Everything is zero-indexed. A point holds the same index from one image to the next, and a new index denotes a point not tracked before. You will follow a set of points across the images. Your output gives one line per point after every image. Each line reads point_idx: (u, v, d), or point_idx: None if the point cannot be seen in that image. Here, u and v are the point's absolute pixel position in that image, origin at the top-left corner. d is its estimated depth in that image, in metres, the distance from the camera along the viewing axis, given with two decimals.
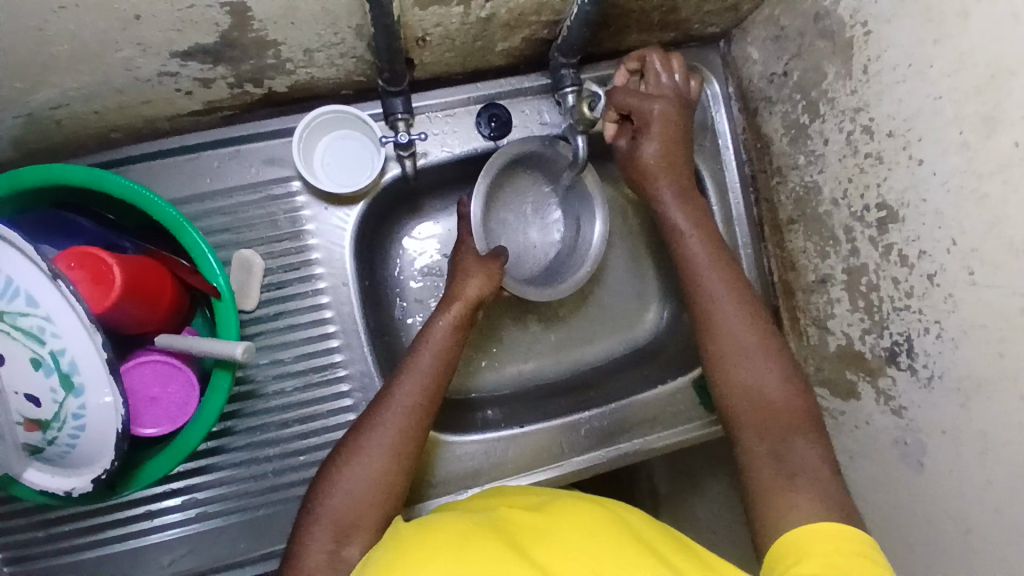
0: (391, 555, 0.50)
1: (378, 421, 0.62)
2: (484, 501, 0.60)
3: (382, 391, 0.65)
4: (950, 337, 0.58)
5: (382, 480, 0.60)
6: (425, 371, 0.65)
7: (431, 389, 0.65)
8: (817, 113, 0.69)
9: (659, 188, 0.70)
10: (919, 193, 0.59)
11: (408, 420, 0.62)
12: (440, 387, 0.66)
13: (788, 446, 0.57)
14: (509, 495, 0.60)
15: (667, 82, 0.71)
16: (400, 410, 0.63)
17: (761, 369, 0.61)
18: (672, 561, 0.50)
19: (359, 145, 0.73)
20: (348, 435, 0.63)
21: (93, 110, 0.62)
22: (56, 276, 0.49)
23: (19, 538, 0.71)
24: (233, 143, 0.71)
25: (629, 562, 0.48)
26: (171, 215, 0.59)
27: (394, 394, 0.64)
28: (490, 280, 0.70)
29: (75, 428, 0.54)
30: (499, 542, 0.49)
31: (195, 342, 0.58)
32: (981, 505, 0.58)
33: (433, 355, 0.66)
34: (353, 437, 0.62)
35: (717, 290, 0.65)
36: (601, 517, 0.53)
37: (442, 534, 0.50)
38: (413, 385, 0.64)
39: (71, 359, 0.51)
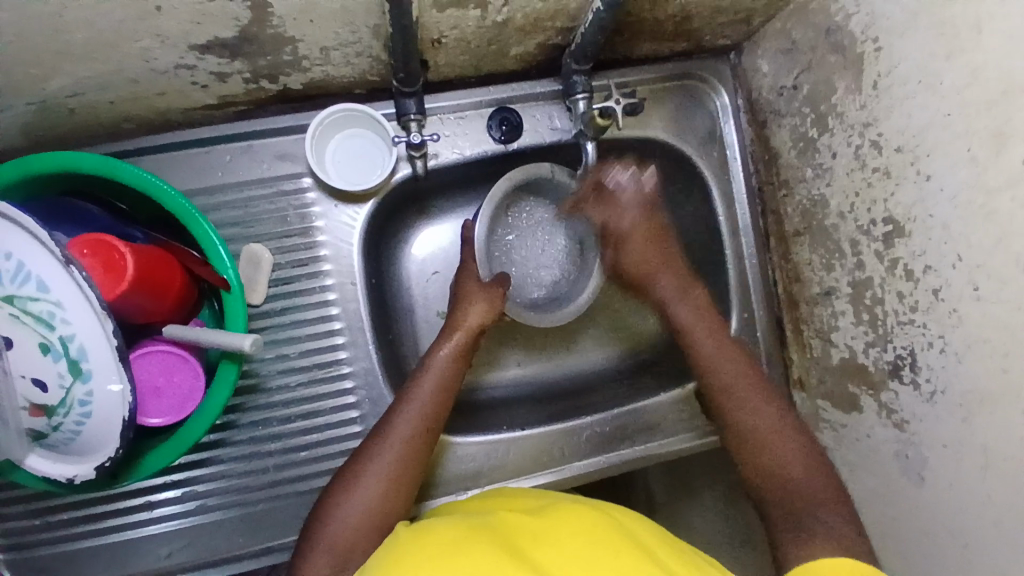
0: (388, 560, 0.49)
1: (378, 449, 0.62)
2: (487, 503, 0.60)
3: (384, 419, 0.65)
4: (953, 352, 0.58)
5: (382, 506, 0.59)
6: (427, 398, 0.66)
7: (432, 418, 0.65)
8: (825, 126, 0.70)
9: (674, 307, 0.74)
10: (926, 208, 0.59)
11: (409, 447, 0.63)
12: (441, 414, 0.66)
13: (811, 520, 0.57)
14: (509, 499, 0.60)
15: (623, 185, 0.76)
16: (401, 437, 0.63)
17: (783, 453, 0.62)
18: (673, 569, 0.50)
19: (369, 144, 0.73)
20: (348, 462, 0.63)
21: (107, 99, 0.63)
22: (68, 262, 0.49)
23: (15, 526, 0.71)
24: (244, 138, 0.71)
25: (628, 571, 0.48)
26: (184, 207, 0.60)
27: (395, 422, 0.64)
28: (492, 310, 0.73)
29: (81, 414, 0.54)
30: (499, 549, 0.49)
31: (204, 334, 0.58)
32: (980, 521, 0.58)
33: (435, 384, 0.67)
34: (353, 464, 0.62)
35: (731, 384, 0.67)
36: (601, 520, 0.53)
37: (439, 544, 0.50)
38: (414, 414, 0.65)
39: (80, 344, 0.51)
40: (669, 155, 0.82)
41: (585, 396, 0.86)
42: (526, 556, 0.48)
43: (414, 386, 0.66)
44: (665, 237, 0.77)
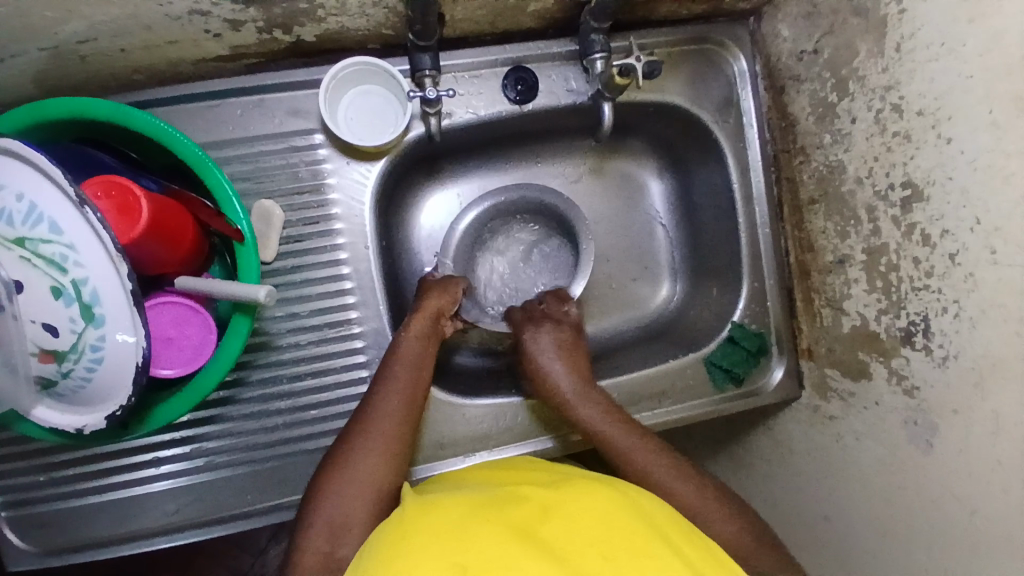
0: (390, 540, 0.49)
1: (365, 432, 0.63)
2: (493, 475, 0.61)
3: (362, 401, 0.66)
4: (967, 317, 0.59)
5: (372, 481, 0.60)
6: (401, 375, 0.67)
7: (414, 398, 0.66)
8: (846, 91, 0.69)
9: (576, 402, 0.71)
10: (946, 171, 0.59)
11: (394, 430, 0.64)
12: (418, 389, 0.67)
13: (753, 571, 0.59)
14: (516, 473, 0.60)
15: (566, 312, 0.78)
16: (381, 416, 0.64)
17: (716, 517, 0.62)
18: (682, 549, 0.49)
19: (383, 101, 0.72)
20: (335, 448, 0.63)
21: (119, 47, 0.61)
22: (82, 203, 0.49)
23: (19, 482, 0.71)
24: (257, 92, 0.70)
25: (638, 548, 0.47)
26: (198, 156, 0.59)
27: (378, 407, 0.65)
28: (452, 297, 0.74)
29: (92, 361, 0.53)
30: (506, 526, 0.48)
31: (218, 285, 0.57)
32: (989, 484, 0.58)
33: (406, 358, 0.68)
34: (338, 449, 0.62)
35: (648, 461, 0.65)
36: (609, 493, 0.53)
37: (443, 521, 0.49)
38: (395, 396, 0.65)
39: (93, 288, 0.50)
40: (684, 122, 0.81)
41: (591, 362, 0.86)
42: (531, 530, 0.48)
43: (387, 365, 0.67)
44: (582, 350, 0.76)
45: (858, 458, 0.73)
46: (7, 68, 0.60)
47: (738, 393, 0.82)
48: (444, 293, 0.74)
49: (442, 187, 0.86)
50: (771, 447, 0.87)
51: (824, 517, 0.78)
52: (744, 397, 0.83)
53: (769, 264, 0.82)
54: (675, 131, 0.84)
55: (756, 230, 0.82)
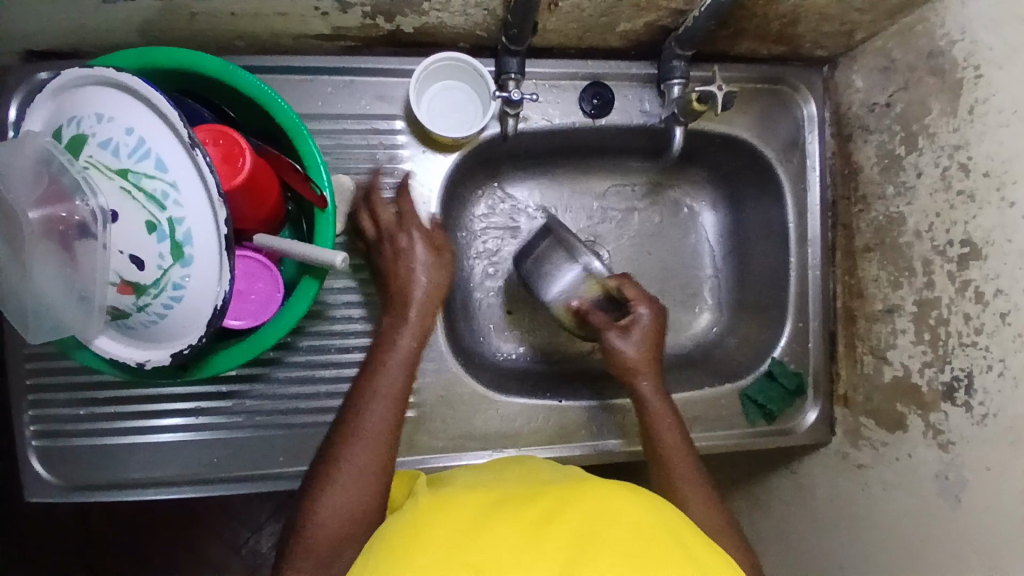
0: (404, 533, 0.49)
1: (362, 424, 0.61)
2: (516, 472, 0.59)
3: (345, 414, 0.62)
4: (1012, 376, 0.60)
5: (359, 502, 0.58)
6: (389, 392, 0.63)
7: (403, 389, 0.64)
8: (915, 145, 0.71)
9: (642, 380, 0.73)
10: (1006, 233, 0.60)
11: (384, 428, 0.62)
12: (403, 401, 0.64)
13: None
14: (535, 473, 0.58)
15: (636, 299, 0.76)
16: (369, 436, 0.61)
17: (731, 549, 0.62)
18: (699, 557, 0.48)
19: (466, 98, 0.75)
20: (327, 448, 0.61)
21: (231, 11, 0.65)
22: (193, 146, 0.52)
23: (60, 413, 0.73)
24: (350, 74, 0.73)
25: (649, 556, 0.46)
26: (294, 123, 0.62)
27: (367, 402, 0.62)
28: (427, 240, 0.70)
29: (170, 298, 0.55)
30: (517, 529, 0.47)
31: (295, 246, 0.59)
32: (1015, 546, 0.58)
33: (396, 374, 0.64)
34: (328, 451, 0.61)
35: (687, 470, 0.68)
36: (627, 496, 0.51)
37: (455, 518, 0.49)
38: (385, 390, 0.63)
39: (187, 228, 0.53)
40: (748, 156, 0.84)
41: None
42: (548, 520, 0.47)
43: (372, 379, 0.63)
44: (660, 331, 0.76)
45: (883, 508, 0.73)
46: (123, 13, 0.63)
47: (770, 429, 0.83)
48: (433, 250, 0.69)
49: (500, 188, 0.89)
50: (794, 490, 0.87)
51: (839, 565, 0.78)
52: (777, 436, 0.82)
53: (815, 306, 0.83)
54: (738, 164, 0.86)
55: (806, 271, 0.83)
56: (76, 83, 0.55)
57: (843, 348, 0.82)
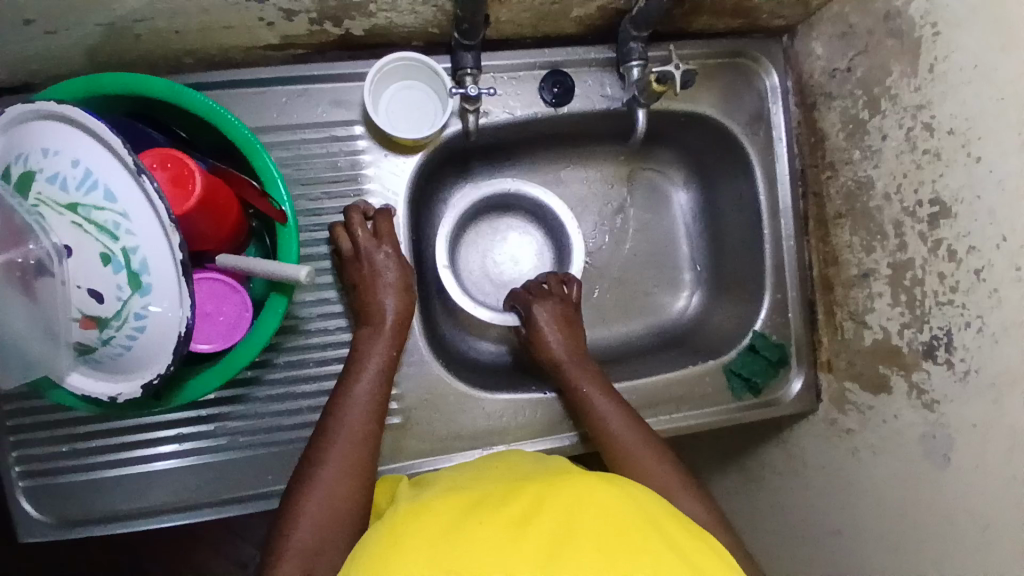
0: (384, 539, 0.49)
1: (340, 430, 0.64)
2: (490, 468, 0.61)
3: (324, 424, 0.65)
4: (990, 333, 0.60)
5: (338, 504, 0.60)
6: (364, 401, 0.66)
7: (378, 399, 0.67)
8: (878, 108, 0.70)
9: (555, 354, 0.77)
10: (974, 189, 0.60)
11: (360, 433, 0.65)
12: (380, 410, 0.67)
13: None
14: (514, 469, 0.59)
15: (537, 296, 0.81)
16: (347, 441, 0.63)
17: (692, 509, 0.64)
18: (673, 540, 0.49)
19: (423, 96, 0.74)
20: (306, 456, 0.64)
21: (175, 28, 0.63)
22: (140, 172, 0.51)
23: (41, 451, 0.72)
24: (302, 82, 0.72)
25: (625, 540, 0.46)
26: (247, 138, 0.60)
27: (343, 412, 0.65)
28: (399, 255, 0.72)
29: (134, 329, 0.54)
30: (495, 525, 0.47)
31: (259, 263, 0.58)
32: (1005, 501, 0.59)
33: (371, 383, 0.67)
34: (308, 461, 0.63)
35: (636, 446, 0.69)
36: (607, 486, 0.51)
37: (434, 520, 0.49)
38: (361, 400, 0.66)
39: (143, 257, 0.52)
40: (714, 132, 0.83)
41: (609, 365, 0.87)
42: (531, 518, 0.48)
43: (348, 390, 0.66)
44: (575, 323, 0.81)
45: (872, 471, 0.74)
46: (64, 40, 0.62)
47: (756, 402, 0.83)
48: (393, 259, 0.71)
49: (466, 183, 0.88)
50: (784, 460, 0.88)
51: (835, 530, 0.78)
52: (762, 407, 0.83)
53: (791, 276, 0.83)
54: (704, 141, 0.86)
55: (781, 242, 0.83)
56: (17, 120, 0.54)
57: (821, 314, 0.82)
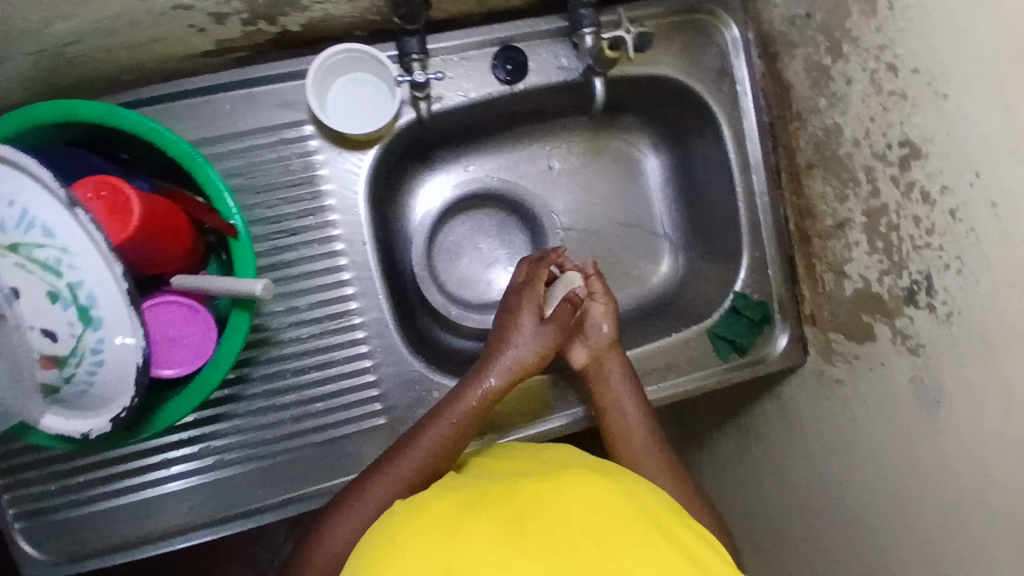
0: (387, 536, 0.47)
1: (408, 453, 0.63)
2: (493, 465, 0.61)
3: (397, 446, 0.64)
4: (970, 272, 0.59)
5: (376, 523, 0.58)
6: (442, 436, 0.64)
7: (458, 438, 0.65)
8: (840, 53, 0.68)
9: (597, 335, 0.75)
10: (943, 127, 0.59)
11: (421, 473, 0.62)
12: (457, 448, 0.64)
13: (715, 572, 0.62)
14: (511, 466, 0.59)
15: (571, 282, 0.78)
16: (410, 466, 0.62)
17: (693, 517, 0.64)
18: (674, 533, 0.49)
19: (371, 87, 0.71)
20: (366, 472, 0.63)
21: (106, 47, 0.60)
22: (73, 204, 0.49)
23: (30, 491, 0.71)
24: (244, 86, 0.69)
25: (631, 533, 0.47)
26: (188, 153, 0.58)
27: (419, 440, 0.63)
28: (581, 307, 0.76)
29: (93, 364, 0.53)
30: (499, 523, 0.46)
31: (216, 281, 0.57)
32: (999, 438, 0.58)
33: (455, 422, 0.65)
34: (366, 478, 0.62)
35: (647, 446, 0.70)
36: (610, 484, 0.51)
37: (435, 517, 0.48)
38: (439, 431, 0.64)
39: (89, 291, 0.50)
40: (677, 93, 0.81)
41: None
42: (533, 514, 0.47)
43: (432, 422, 0.65)
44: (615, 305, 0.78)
45: (865, 419, 0.73)
46: None
47: (743, 362, 0.82)
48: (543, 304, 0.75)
49: (440, 173, 0.87)
50: (779, 416, 0.87)
51: (837, 481, 0.78)
52: (750, 366, 0.83)
53: (769, 233, 0.82)
54: (668, 102, 0.83)
55: (754, 199, 0.82)
56: None
57: (797, 268, 0.81)
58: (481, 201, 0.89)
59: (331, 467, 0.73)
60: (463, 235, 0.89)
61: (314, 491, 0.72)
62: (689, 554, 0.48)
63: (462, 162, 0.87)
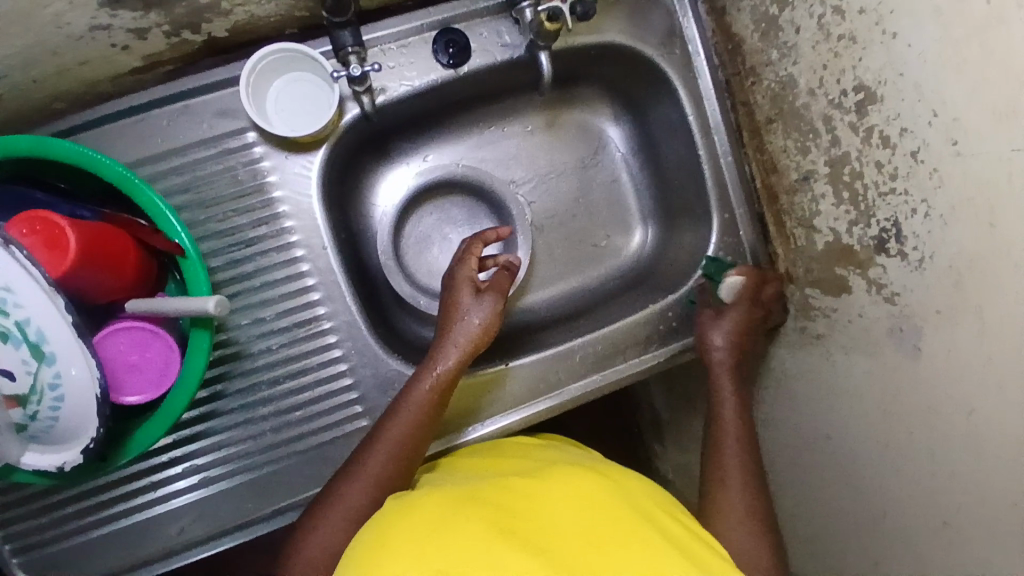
0: (376, 534, 0.46)
1: (369, 457, 0.62)
2: (482, 464, 0.60)
3: (356, 453, 0.63)
4: (937, 215, 0.57)
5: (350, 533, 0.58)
6: (397, 436, 0.63)
7: (416, 431, 0.64)
8: (785, 1, 0.66)
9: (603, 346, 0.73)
10: (895, 67, 0.56)
11: (384, 473, 0.61)
12: (418, 444, 0.64)
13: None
14: (501, 466, 0.59)
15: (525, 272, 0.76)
16: (371, 471, 0.61)
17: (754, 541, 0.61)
18: (664, 525, 0.49)
19: (311, 86, 0.69)
20: (331, 482, 0.62)
21: (31, 78, 0.59)
22: (8, 242, 0.48)
23: (20, 528, 0.70)
24: (180, 99, 0.67)
25: (621, 534, 0.46)
26: (122, 174, 0.57)
27: (376, 443, 0.63)
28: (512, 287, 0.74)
29: (54, 400, 0.52)
30: (486, 521, 0.45)
31: (165, 303, 0.56)
32: (983, 383, 0.55)
33: (410, 418, 0.64)
34: (331, 487, 0.61)
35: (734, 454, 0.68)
36: (602, 484, 0.51)
37: (420, 515, 0.47)
38: (396, 431, 0.63)
39: (37, 328, 0.49)
40: (629, 59, 0.79)
41: (573, 321, 0.85)
42: (521, 517, 0.47)
43: (387, 423, 0.64)
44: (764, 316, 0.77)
45: (848, 373, 0.72)
46: None
47: None
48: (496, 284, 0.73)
49: (401, 163, 0.85)
50: (766, 377, 0.86)
51: (825, 435, 0.76)
52: None
53: (736, 193, 0.80)
54: (621, 70, 0.81)
55: (718, 160, 0.80)
56: None
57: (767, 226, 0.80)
58: (446, 189, 0.87)
59: (315, 474, 0.72)
60: (431, 225, 0.87)
61: (301, 500, 0.72)
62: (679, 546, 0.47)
63: (421, 150, 0.86)
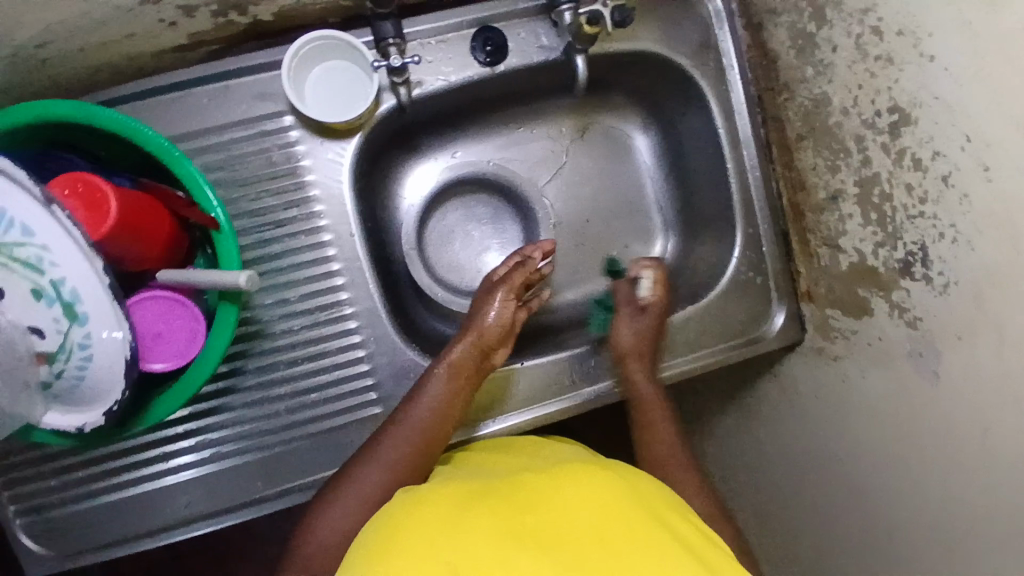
0: (386, 527, 0.47)
1: (387, 441, 0.63)
2: (491, 460, 0.61)
3: (374, 436, 0.64)
4: (964, 239, 0.56)
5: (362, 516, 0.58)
6: (416, 422, 0.64)
7: (436, 418, 0.65)
8: (823, 19, 0.67)
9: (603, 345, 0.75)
10: (930, 90, 0.57)
11: (401, 457, 0.62)
12: (435, 433, 0.65)
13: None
14: (510, 462, 0.58)
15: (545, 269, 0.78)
16: (387, 454, 0.62)
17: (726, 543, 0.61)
18: (672, 524, 0.48)
19: (349, 74, 0.71)
20: (347, 464, 0.63)
21: (79, 46, 0.61)
22: (50, 201, 0.50)
23: (32, 488, 0.71)
24: (222, 79, 0.69)
25: (629, 530, 0.46)
26: (163, 146, 0.58)
27: (396, 428, 0.64)
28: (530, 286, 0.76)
29: (81, 360, 0.53)
30: (495, 519, 0.46)
31: (198, 275, 0.57)
32: (1000, 407, 0.55)
33: (429, 405, 0.65)
34: (348, 468, 0.62)
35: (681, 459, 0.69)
36: (612, 480, 0.50)
37: (431, 508, 0.47)
38: (415, 416, 0.65)
39: (72, 287, 0.51)
40: (662, 69, 0.79)
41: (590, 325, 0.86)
42: (529, 512, 0.47)
43: (406, 409, 0.65)
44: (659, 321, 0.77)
45: (864, 395, 0.71)
46: None
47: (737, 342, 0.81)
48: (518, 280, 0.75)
49: (429, 158, 0.87)
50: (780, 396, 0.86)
51: (838, 457, 0.75)
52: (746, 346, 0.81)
53: (762, 209, 0.80)
54: (654, 79, 0.82)
55: (746, 175, 0.80)
56: None
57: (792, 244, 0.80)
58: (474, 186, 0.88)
59: (325, 458, 0.73)
60: (455, 220, 0.88)
61: (310, 482, 0.73)
62: (688, 546, 0.46)
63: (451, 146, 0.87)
